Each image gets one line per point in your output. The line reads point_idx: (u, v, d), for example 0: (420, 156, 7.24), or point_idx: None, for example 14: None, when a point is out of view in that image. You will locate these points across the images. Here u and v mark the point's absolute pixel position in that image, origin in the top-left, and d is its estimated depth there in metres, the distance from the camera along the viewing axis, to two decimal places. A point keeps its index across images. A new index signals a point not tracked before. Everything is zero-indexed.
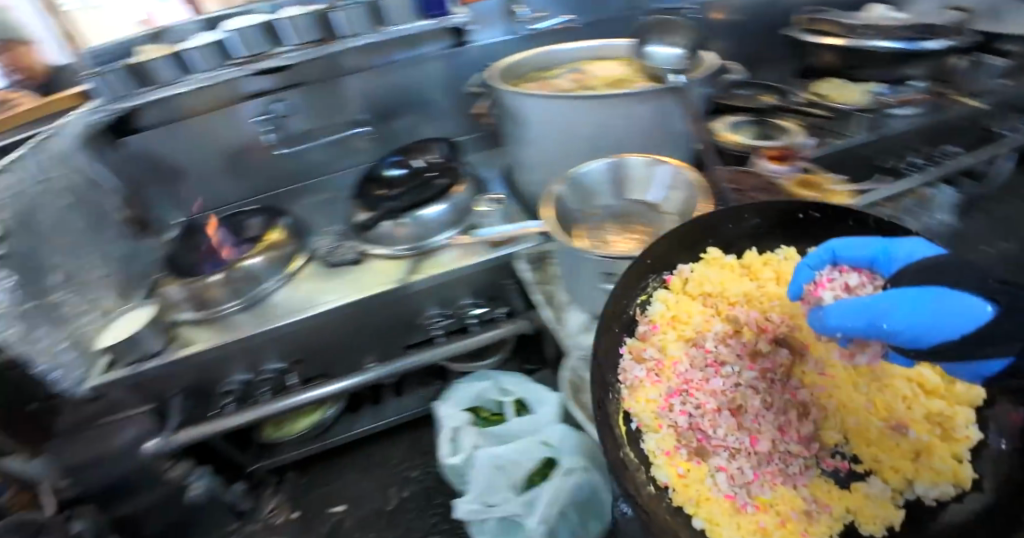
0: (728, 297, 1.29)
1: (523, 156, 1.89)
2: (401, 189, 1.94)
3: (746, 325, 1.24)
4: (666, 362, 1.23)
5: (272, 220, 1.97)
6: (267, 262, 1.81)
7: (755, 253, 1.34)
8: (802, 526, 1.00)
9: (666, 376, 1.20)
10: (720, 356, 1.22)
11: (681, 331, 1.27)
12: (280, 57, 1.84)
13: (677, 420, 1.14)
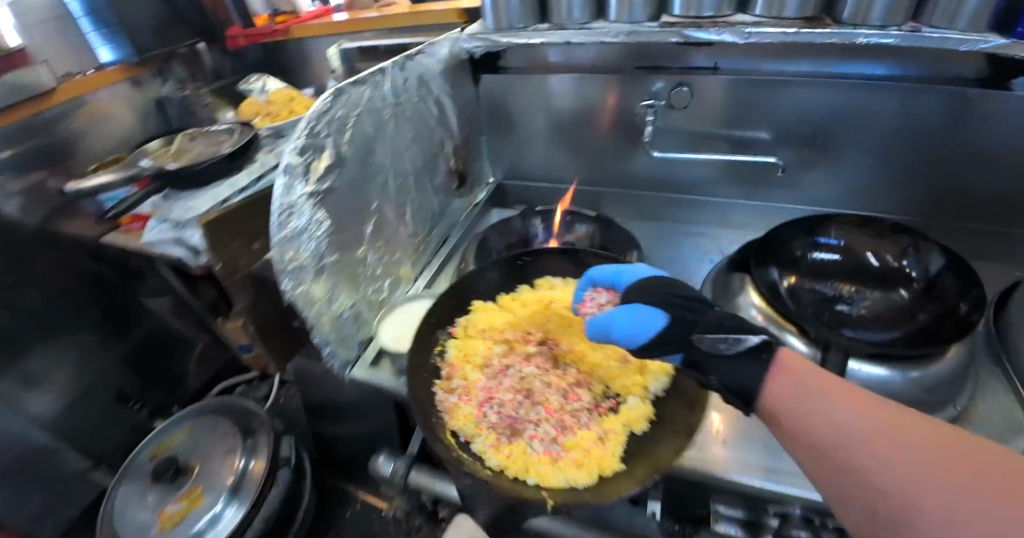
0: (502, 327, 0.83)
1: (821, 193, 1.05)
2: (632, 138, 1.11)
3: (519, 339, 0.82)
4: (466, 381, 0.76)
5: (447, 163, 1.09)
6: (407, 204, 0.99)
7: (506, 292, 0.90)
8: (603, 449, 0.65)
9: (464, 375, 0.77)
10: (519, 340, 0.82)
11: (550, 337, 0.82)
12: (443, 45, 1.02)
13: (510, 395, 0.74)
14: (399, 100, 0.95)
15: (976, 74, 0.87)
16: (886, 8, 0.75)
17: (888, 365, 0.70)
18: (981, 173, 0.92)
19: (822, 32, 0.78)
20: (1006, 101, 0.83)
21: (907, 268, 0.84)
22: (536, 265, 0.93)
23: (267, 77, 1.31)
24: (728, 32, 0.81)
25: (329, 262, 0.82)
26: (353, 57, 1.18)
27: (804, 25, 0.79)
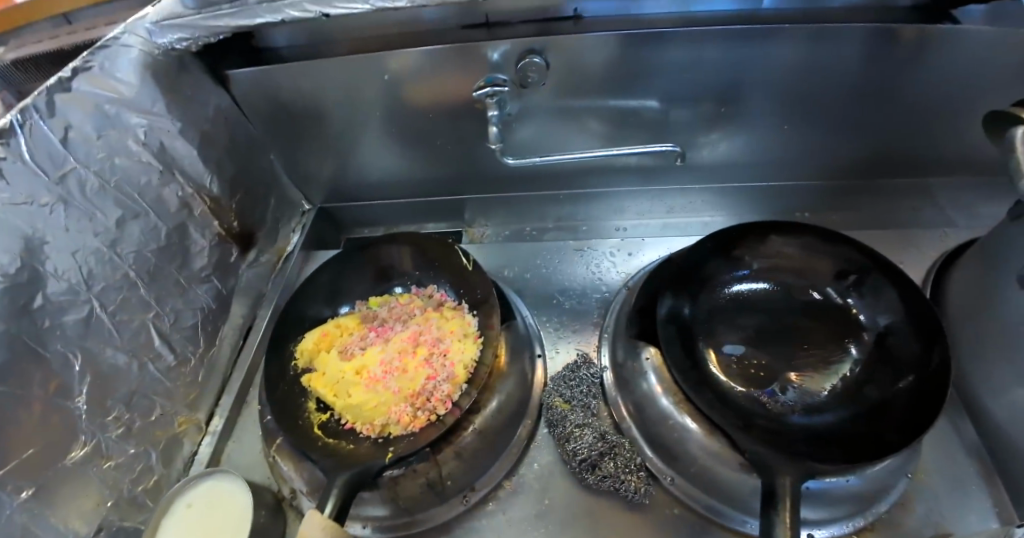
0: (336, 332, 0.69)
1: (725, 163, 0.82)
2: (482, 122, 0.78)
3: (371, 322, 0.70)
4: (352, 412, 0.61)
5: (208, 228, 0.71)
6: (149, 324, 0.63)
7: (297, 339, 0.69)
8: (446, 361, 0.63)
9: (329, 387, 0.63)
10: (399, 319, 0.71)
11: (431, 341, 0.66)
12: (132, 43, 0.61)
13: (381, 421, 0.60)
14: (63, 172, 0.57)
15: (907, 8, 0.66)
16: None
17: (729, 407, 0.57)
18: (897, 113, 0.72)
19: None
20: (952, 43, 0.63)
21: (854, 312, 0.62)
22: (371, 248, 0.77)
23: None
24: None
25: (19, 507, 0.51)
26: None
27: None
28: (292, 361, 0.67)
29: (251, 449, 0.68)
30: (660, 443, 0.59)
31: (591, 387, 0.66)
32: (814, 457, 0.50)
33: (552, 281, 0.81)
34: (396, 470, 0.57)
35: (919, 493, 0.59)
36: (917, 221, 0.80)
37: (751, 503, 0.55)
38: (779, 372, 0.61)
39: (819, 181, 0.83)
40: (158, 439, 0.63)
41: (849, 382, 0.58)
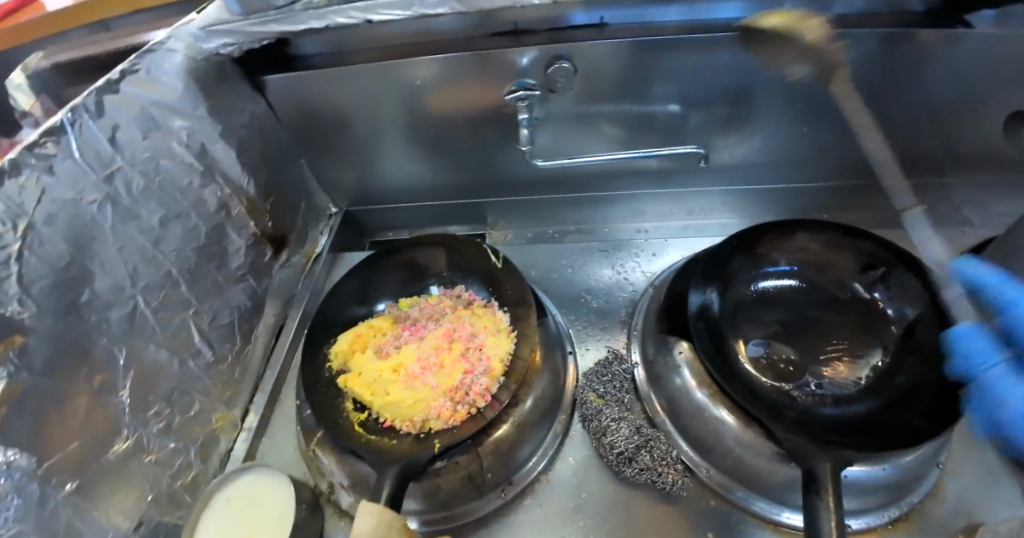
0: (370, 332, 0.70)
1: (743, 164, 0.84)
2: (507, 126, 0.80)
3: (404, 322, 0.72)
4: (391, 409, 0.62)
5: (244, 229, 0.72)
6: (188, 322, 0.64)
7: (330, 342, 0.70)
8: (481, 358, 0.64)
9: (367, 385, 0.65)
10: (431, 317, 0.72)
11: (466, 338, 0.68)
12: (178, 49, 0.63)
13: (421, 417, 0.61)
14: (109, 171, 0.58)
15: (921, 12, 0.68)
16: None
17: (762, 399, 0.58)
18: (913, 114, 0.74)
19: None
20: (963, 44, 0.66)
21: (881, 304, 0.64)
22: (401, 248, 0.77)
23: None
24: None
25: (64, 500, 0.52)
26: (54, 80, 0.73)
27: None
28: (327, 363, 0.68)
29: (286, 447, 0.69)
30: (695, 434, 0.60)
31: (625, 381, 0.67)
32: (850, 445, 0.51)
33: (578, 281, 0.82)
34: (440, 463, 0.57)
35: (948, 477, 0.60)
36: (933, 218, 0.82)
37: (789, 493, 0.56)
38: (810, 365, 0.63)
39: (840, 181, 0.85)
40: (196, 435, 0.64)
41: (878, 372, 0.60)
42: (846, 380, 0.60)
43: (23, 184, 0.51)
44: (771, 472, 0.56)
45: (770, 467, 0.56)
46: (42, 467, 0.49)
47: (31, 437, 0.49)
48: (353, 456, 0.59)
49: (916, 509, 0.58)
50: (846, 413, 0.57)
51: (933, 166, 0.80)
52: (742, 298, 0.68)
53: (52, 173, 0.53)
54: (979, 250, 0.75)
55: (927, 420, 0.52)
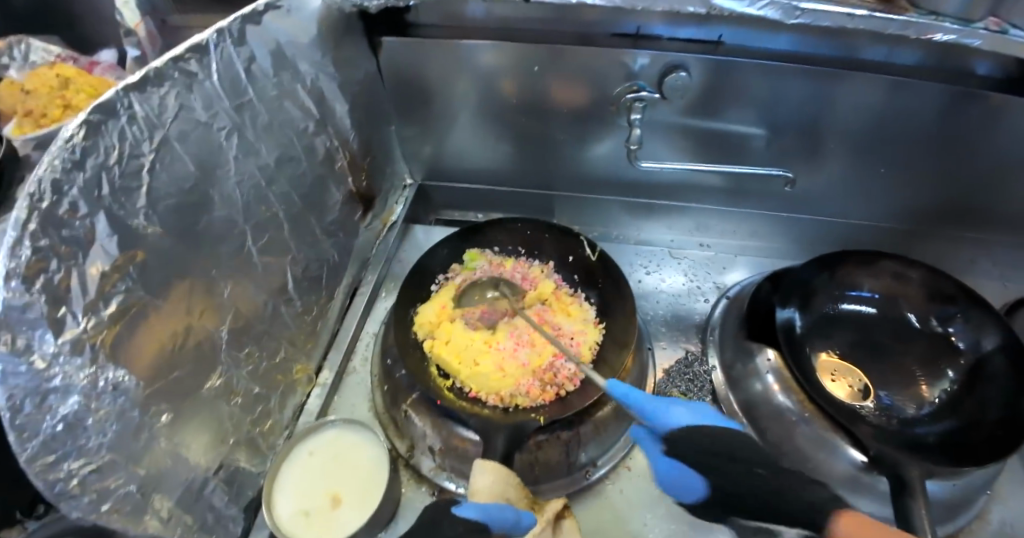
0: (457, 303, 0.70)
1: (809, 194, 0.88)
2: (600, 125, 0.82)
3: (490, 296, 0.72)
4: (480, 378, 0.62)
5: (344, 185, 0.73)
6: (285, 267, 0.63)
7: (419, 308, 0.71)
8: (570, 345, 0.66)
9: (458, 352, 0.64)
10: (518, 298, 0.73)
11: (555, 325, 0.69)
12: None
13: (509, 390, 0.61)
14: (240, 102, 0.57)
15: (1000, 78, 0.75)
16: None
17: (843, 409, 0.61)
18: (973, 170, 0.81)
19: (828, 19, 0.60)
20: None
21: (954, 337, 0.67)
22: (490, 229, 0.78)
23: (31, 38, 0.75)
24: (771, 6, 0.59)
25: (157, 432, 0.48)
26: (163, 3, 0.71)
27: (871, 5, 0.60)
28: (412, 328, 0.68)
29: (359, 408, 0.69)
30: (774, 437, 0.63)
31: (703, 383, 0.70)
32: (924, 459, 0.55)
33: (648, 284, 0.85)
34: (542, 435, 0.59)
35: (995, 503, 0.65)
36: (971, 269, 0.91)
37: (864, 502, 0.59)
38: (880, 385, 0.67)
39: (892, 224, 0.91)
40: (277, 383, 0.63)
41: (945, 400, 0.64)
42: (918, 404, 0.65)
43: (165, 97, 0.49)
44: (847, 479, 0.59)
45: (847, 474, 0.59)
46: (144, 393, 0.47)
47: (141, 359, 0.46)
48: (452, 420, 0.60)
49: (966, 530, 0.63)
50: (917, 433, 0.61)
51: (978, 220, 0.88)
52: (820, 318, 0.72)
53: (191, 92, 0.52)
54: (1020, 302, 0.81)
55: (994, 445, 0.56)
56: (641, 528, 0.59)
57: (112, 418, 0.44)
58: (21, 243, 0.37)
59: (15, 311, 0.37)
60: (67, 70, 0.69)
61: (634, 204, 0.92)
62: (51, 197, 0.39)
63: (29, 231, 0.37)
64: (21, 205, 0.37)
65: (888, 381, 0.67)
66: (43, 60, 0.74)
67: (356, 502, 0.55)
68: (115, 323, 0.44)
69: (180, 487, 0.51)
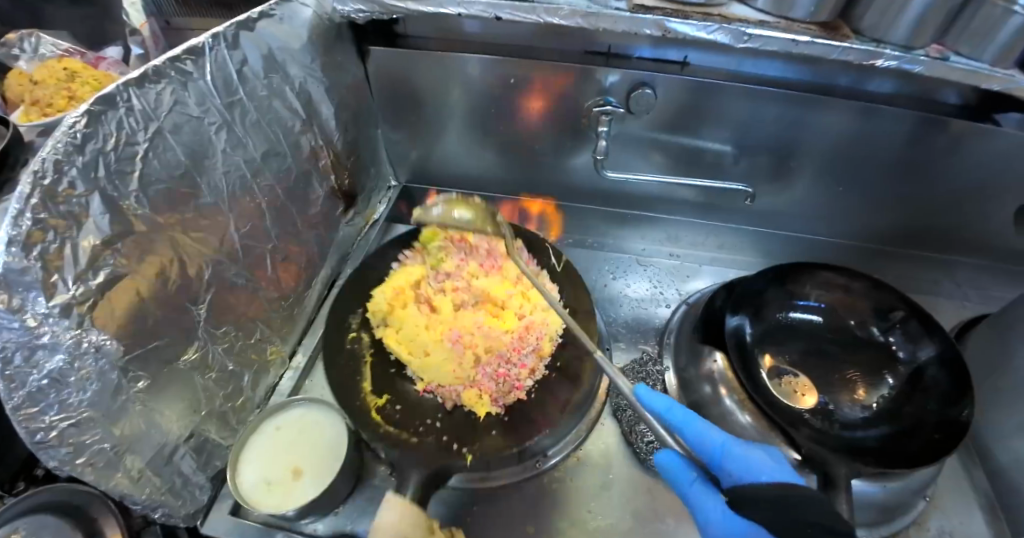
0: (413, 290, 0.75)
1: (775, 210, 0.93)
2: (576, 136, 0.87)
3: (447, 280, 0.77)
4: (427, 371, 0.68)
5: (327, 181, 0.78)
6: (266, 255, 0.68)
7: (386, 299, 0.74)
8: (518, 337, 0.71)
9: (410, 342, 0.70)
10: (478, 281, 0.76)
11: (513, 313, 0.74)
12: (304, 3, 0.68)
13: (454, 385, 0.67)
14: (231, 100, 0.62)
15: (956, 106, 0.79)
16: (908, 30, 0.62)
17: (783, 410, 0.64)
18: (932, 193, 0.85)
19: (777, 43, 0.64)
20: (990, 140, 0.76)
21: (894, 347, 0.71)
22: None
23: (42, 32, 0.81)
24: (721, 30, 0.63)
25: (134, 396, 0.52)
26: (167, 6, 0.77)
27: (817, 33, 0.64)
28: (380, 320, 0.73)
29: (328, 390, 0.74)
30: None
31: (656, 381, 0.74)
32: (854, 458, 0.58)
33: (614, 288, 0.89)
34: (491, 426, 0.63)
35: (934, 512, 0.67)
36: (935, 289, 0.92)
37: (798, 499, 0.62)
38: (823, 389, 0.70)
39: (857, 241, 0.94)
40: (251, 362, 0.67)
41: (882, 405, 0.67)
42: (858, 409, 0.68)
43: (161, 92, 0.54)
44: (784, 476, 0.62)
45: (783, 471, 0.62)
46: (124, 357, 0.51)
47: (123, 326, 0.51)
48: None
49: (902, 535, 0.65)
50: (852, 435, 0.64)
51: (939, 241, 0.91)
52: (771, 323, 0.75)
53: (185, 90, 0.57)
54: (974, 320, 0.84)
55: (923, 451, 0.59)
56: (586, 514, 0.63)
57: (93, 378, 0.48)
58: (22, 215, 0.42)
59: (12, 273, 0.42)
60: (75, 64, 0.75)
61: (608, 213, 0.97)
62: (51, 175, 0.44)
63: (31, 204, 0.43)
64: (26, 181, 0.43)
65: (831, 386, 0.70)
66: (51, 53, 0.80)
67: (316, 475, 0.59)
68: (104, 294, 0.49)
69: (152, 450, 0.55)
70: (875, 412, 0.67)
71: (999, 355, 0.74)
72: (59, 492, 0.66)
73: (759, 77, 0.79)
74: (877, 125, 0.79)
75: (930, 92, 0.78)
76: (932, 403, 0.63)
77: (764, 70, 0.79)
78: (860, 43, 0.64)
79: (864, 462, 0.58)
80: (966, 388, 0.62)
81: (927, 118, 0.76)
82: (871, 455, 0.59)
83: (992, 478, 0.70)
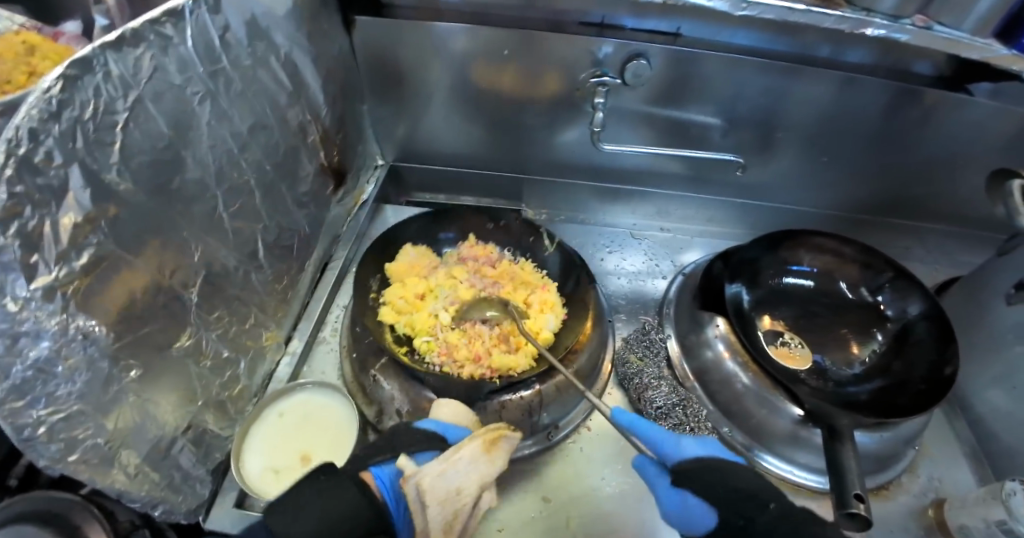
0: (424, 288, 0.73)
1: (760, 183, 0.95)
2: (569, 111, 0.86)
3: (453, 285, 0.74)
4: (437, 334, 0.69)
5: (315, 157, 0.74)
6: (257, 235, 0.64)
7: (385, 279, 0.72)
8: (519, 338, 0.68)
9: (424, 311, 0.71)
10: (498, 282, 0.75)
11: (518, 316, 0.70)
12: None
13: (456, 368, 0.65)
14: (214, 68, 0.58)
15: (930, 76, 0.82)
16: None
17: (782, 369, 0.66)
18: (908, 160, 0.89)
19: (773, 12, 0.65)
20: (963, 109, 0.81)
21: (882, 306, 0.74)
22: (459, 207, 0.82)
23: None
24: None
25: (126, 386, 0.48)
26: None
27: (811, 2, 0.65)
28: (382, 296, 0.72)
29: (328, 375, 0.71)
30: (725, 398, 0.68)
31: (659, 350, 0.75)
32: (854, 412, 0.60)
33: (610, 262, 0.90)
34: (505, 395, 0.62)
35: (924, 461, 0.72)
36: (906, 255, 0.99)
37: (800, 454, 0.65)
38: (818, 350, 0.73)
39: (837, 211, 0.98)
40: (246, 348, 0.64)
41: (873, 361, 0.71)
42: (852, 366, 0.71)
43: (140, 56, 0.49)
44: (789, 433, 0.64)
45: (787, 429, 0.64)
46: (114, 345, 0.47)
47: (111, 312, 0.46)
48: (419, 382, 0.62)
49: (895, 482, 0.70)
50: (850, 391, 0.67)
51: (911, 208, 0.96)
52: (767, 288, 0.77)
53: (166, 55, 0.52)
54: (944, 282, 0.90)
55: (916, 400, 0.62)
56: (599, 481, 0.64)
57: (84, 367, 0.44)
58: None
59: None
60: (33, 38, 0.67)
61: (599, 188, 0.97)
62: (27, 144, 0.40)
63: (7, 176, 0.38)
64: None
65: (827, 346, 0.73)
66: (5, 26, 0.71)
67: (326, 461, 0.57)
68: (88, 275, 0.44)
69: (148, 444, 0.51)
70: (869, 370, 0.70)
71: (974, 311, 0.78)
72: (35, 501, 0.60)
73: (747, 49, 0.80)
74: (857, 96, 0.81)
75: (907, 64, 0.81)
76: (923, 357, 0.66)
77: (752, 42, 0.80)
78: (852, 11, 0.65)
79: (863, 413, 0.61)
80: (950, 340, 0.65)
81: (906, 87, 0.80)
82: (869, 408, 0.62)
83: (971, 424, 0.75)
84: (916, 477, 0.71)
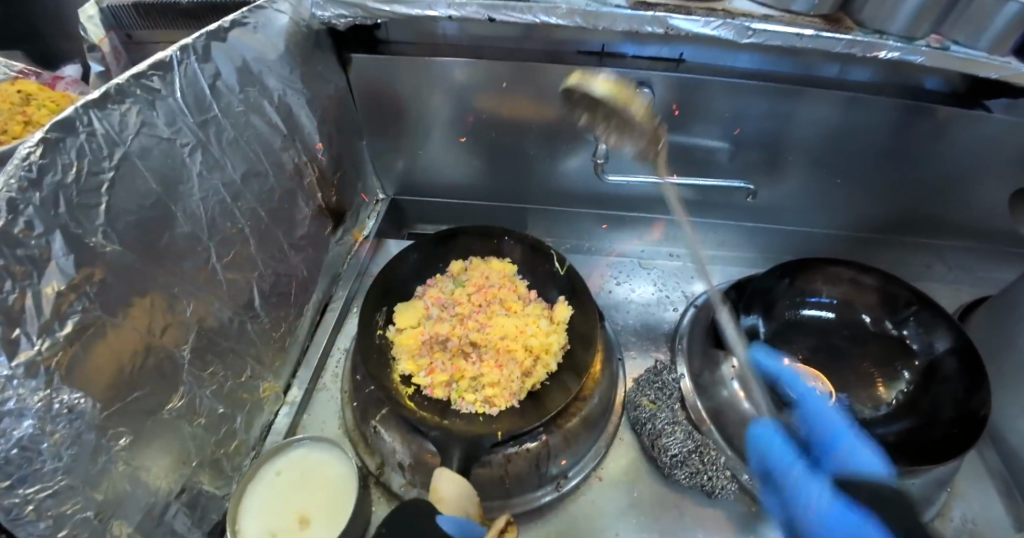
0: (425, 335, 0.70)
1: (771, 205, 0.92)
2: (571, 139, 0.84)
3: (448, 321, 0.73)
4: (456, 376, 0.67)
5: (312, 199, 0.73)
6: (252, 284, 0.63)
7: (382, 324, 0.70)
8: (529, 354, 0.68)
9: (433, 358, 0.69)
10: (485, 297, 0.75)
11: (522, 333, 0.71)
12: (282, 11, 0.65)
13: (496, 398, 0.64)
14: (205, 118, 0.56)
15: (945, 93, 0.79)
16: (907, 21, 0.61)
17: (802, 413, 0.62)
18: (923, 178, 0.86)
19: (780, 39, 0.63)
20: (979, 125, 0.78)
21: (907, 340, 0.71)
22: (454, 247, 0.81)
23: None
24: (725, 26, 0.62)
25: (115, 455, 0.47)
26: (127, 19, 0.72)
27: (821, 26, 0.63)
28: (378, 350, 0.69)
29: (328, 427, 0.69)
30: (742, 442, 0.65)
31: (672, 391, 0.71)
32: (882, 457, 0.57)
33: (618, 294, 0.87)
34: (511, 448, 0.60)
35: (957, 501, 0.68)
36: (925, 273, 0.95)
37: None
38: (840, 387, 0.69)
39: (852, 232, 0.95)
40: (243, 403, 0.62)
41: (900, 400, 0.67)
42: (878, 407, 0.67)
43: (126, 113, 0.48)
44: None
45: None
46: (101, 415, 0.45)
47: (98, 379, 0.45)
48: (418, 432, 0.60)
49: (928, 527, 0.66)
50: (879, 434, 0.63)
51: (930, 226, 0.92)
52: (784, 321, 0.74)
53: (153, 109, 0.51)
54: (969, 303, 0.86)
55: (948, 442, 0.58)
56: None
57: (68, 442, 0.43)
58: None
59: None
60: (29, 85, 0.67)
61: (604, 216, 0.94)
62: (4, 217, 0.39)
63: None
64: None
65: (849, 383, 0.70)
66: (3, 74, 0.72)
67: (324, 521, 0.55)
68: (72, 344, 0.43)
69: (139, 512, 0.49)
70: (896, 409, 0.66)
71: (1003, 336, 0.75)
72: None
73: (753, 71, 0.77)
74: (869, 115, 0.78)
75: (918, 81, 0.78)
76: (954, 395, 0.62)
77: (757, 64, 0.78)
78: (862, 35, 0.63)
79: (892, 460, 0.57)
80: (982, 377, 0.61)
81: (919, 105, 0.76)
82: (901, 455, 0.57)
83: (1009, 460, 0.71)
84: (951, 520, 0.66)
